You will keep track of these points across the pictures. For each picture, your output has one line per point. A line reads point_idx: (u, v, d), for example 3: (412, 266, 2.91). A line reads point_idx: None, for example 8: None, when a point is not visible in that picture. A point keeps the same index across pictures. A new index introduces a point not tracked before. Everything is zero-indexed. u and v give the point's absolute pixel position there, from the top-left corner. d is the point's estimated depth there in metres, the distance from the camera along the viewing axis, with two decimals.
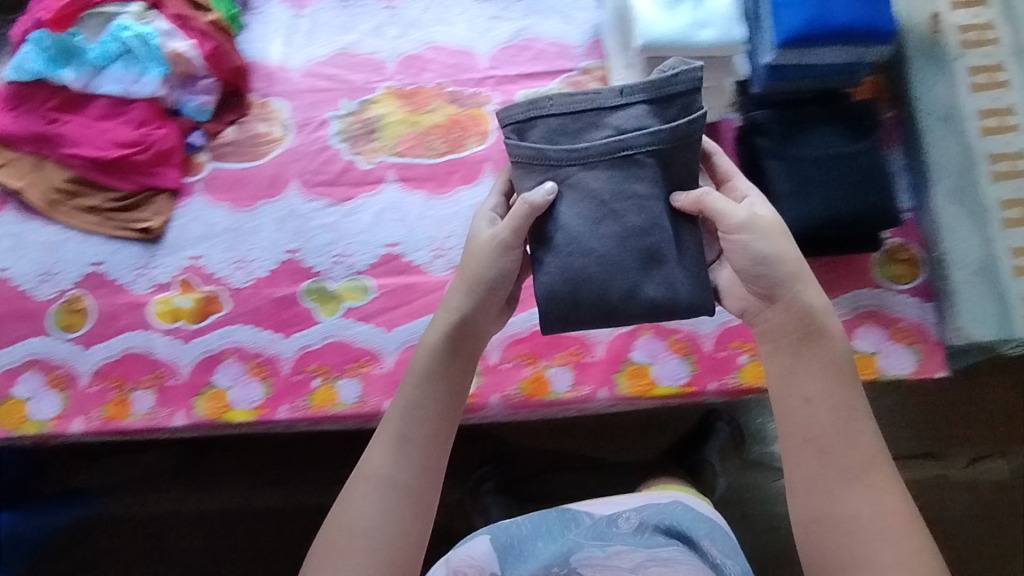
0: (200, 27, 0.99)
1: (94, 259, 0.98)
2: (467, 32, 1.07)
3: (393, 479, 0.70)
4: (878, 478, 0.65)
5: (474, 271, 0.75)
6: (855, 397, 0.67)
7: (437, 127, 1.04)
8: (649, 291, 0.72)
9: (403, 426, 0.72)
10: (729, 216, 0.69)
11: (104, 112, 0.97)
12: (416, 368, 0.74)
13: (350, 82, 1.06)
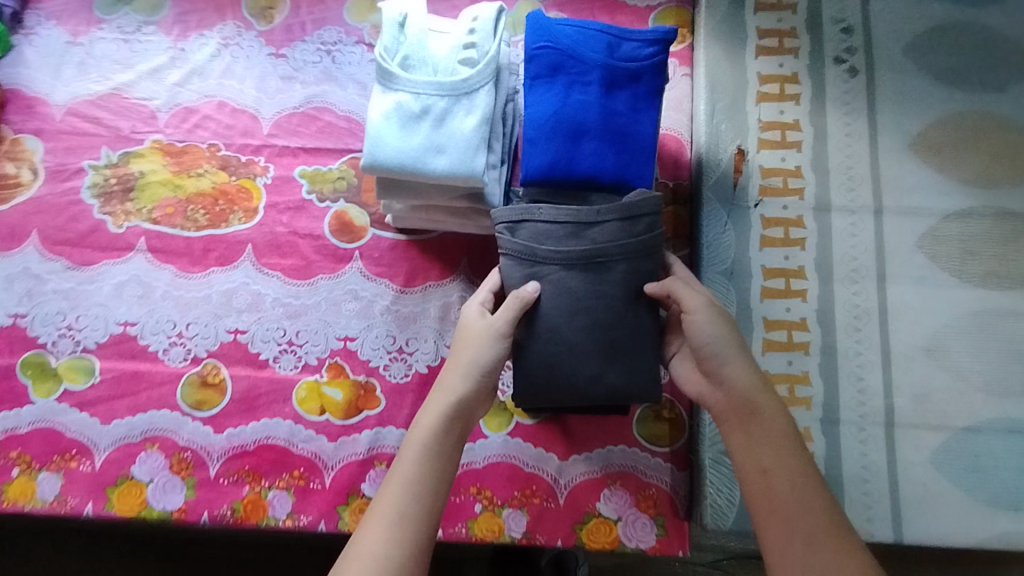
0: None
1: None
2: (252, 90, 0.98)
3: (382, 552, 0.60)
4: (844, 543, 0.61)
5: (467, 361, 0.71)
6: (808, 471, 0.65)
7: (201, 195, 0.95)
8: (612, 380, 0.74)
9: (401, 502, 0.63)
10: (693, 303, 0.71)
11: None
12: (411, 447, 0.67)
13: (118, 129, 0.98)
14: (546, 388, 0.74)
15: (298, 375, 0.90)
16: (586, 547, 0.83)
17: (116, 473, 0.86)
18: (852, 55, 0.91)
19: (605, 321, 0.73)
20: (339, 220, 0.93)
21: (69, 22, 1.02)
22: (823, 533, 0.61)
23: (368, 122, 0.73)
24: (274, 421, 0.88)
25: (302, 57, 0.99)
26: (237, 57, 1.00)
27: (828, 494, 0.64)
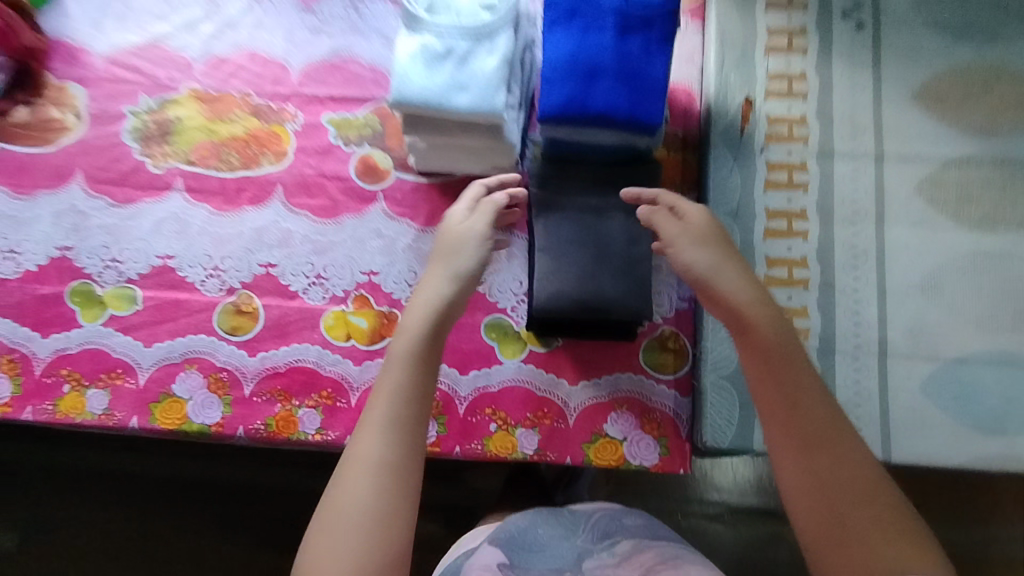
0: None
1: None
2: (282, 41, 1.02)
3: (388, 459, 0.68)
4: (842, 451, 0.67)
5: (465, 261, 0.78)
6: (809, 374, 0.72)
7: (234, 139, 1.00)
8: (608, 298, 0.79)
9: (390, 409, 0.70)
10: (659, 233, 0.77)
11: None
12: (400, 349, 0.73)
13: (155, 78, 1.02)
14: (548, 307, 0.80)
15: (325, 306, 0.95)
16: (594, 465, 0.89)
17: (158, 391, 0.93)
18: (858, 10, 0.95)
19: (602, 251, 0.81)
20: (364, 164, 0.99)
21: None
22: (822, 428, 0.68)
23: (394, 62, 0.78)
24: (303, 346, 0.94)
25: (329, 12, 1.03)
26: (267, 11, 1.03)
27: (831, 398, 0.71)
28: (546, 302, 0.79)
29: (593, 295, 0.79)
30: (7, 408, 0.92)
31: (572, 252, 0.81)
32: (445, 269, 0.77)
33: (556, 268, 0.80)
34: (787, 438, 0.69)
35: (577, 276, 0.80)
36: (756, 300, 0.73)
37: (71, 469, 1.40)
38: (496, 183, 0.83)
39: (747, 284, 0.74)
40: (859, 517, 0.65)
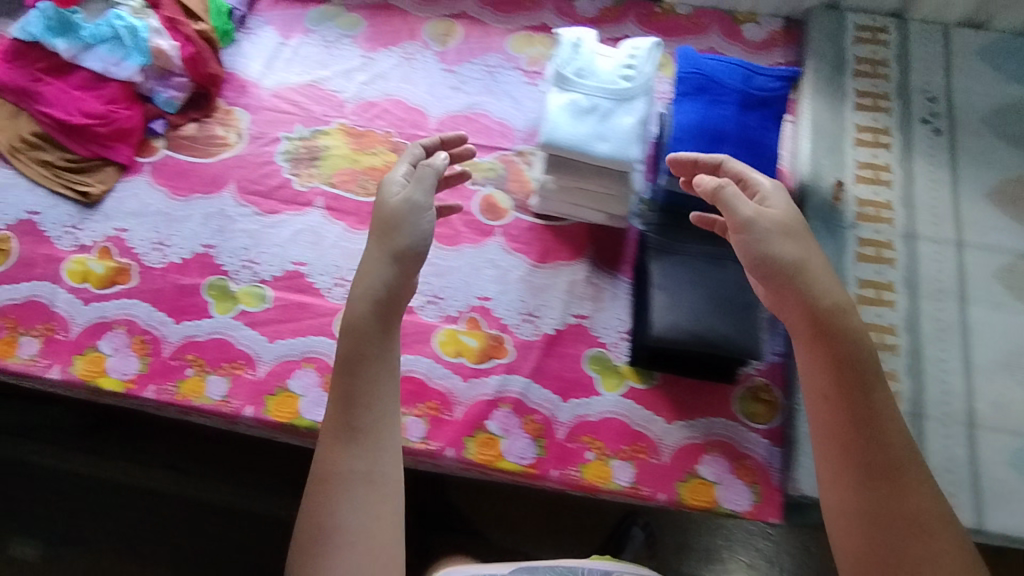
0: (187, 32, 1.11)
1: (32, 208, 1.09)
2: (425, 94, 1.17)
3: (364, 471, 0.78)
4: (908, 479, 0.73)
5: (402, 237, 0.87)
6: (874, 395, 0.77)
7: (373, 169, 1.12)
8: (722, 334, 0.86)
9: (347, 417, 0.80)
10: (735, 215, 0.83)
11: (111, 96, 1.10)
12: (374, 353, 0.83)
13: (311, 111, 1.16)
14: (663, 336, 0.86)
15: (438, 323, 1.02)
16: (686, 504, 0.92)
17: (275, 384, 0.98)
18: (937, 119, 1.08)
19: (716, 291, 0.88)
20: (487, 202, 1.09)
21: (280, 27, 1.22)
22: (899, 453, 0.74)
23: (547, 112, 0.90)
24: (416, 357, 1.00)
25: (468, 74, 1.18)
26: (415, 68, 1.18)
27: (904, 427, 0.76)
28: (662, 330, 0.86)
29: (707, 330, 0.86)
30: (131, 384, 0.98)
31: (687, 289, 0.88)
32: (387, 253, 0.87)
33: (672, 302, 0.88)
34: (857, 458, 0.75)
35: (692, 310, 0.87)
36: (840, 304, 0.80)
37: (104, 482, 1.32)
38: (429, 143, 0.96)
39: (827, 281, 0.82)
40: (935, 542, 0.69)
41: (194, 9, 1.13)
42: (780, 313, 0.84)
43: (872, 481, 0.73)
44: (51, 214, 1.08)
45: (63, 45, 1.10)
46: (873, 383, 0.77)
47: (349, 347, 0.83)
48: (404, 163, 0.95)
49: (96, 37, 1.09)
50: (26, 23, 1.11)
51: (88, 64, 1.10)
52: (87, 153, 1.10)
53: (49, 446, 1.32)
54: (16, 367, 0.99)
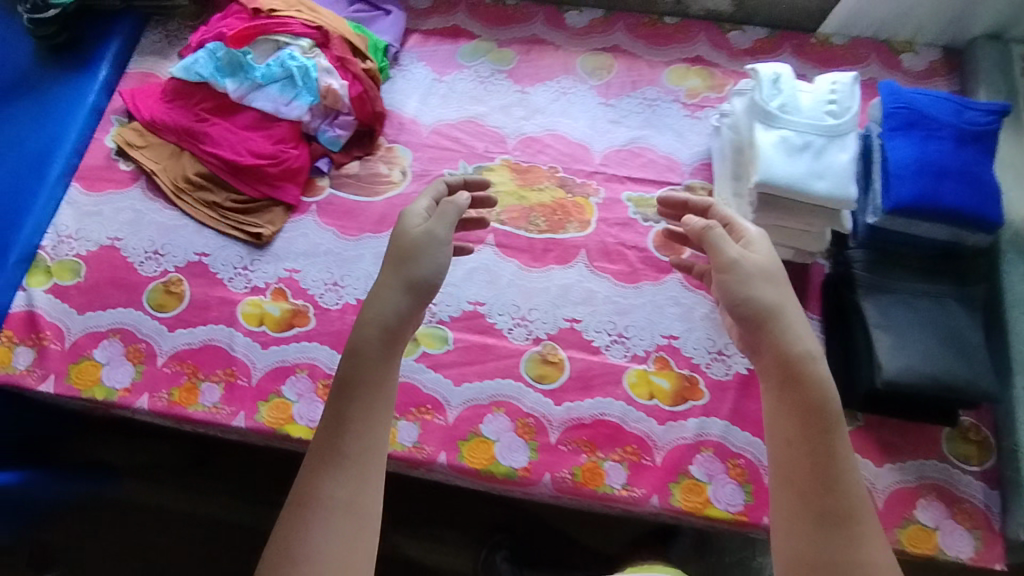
0: (355, 70, 1.10)
1: (201, 250, 1.08)
2: (587, 128, 1.16)
3: (341, 499, 0.68)
4: (856, 531, 0.68)
5: (421, 269, 0.79)
6: (843, 446, 0.72)
7: (542, 206, 1.10)
8: (954, 376, 0.84)
9: (335, 440, 0.70)
10: (721, 257, 0.81)
11: (280, 136, 1.10)
12: (376, 381, 0.73)
13: (473, 148, 1.15)
14: (896, 378, 0.84)
15: (627, 364, 0.99)
16: (908, 552, 0.88)
17: (467, 429, 0.95)
18: None
19: (939, 331, 0.87)
20: (661, 238, 1.07)
21: (433, 63, 1.22)
22: (852, 504, 0.69)
23: (759, 151, 0.88)
24: (608, 400, 0.96)
25: (627, 107, 1.17)
26: (573, 102, 1.18)
27: (860, 478, 0.71)
28: (894, 372, 0.84)
29: (939, 372, 0.84)
30: None
31: (910, 329, 0.87)
32: (402, 282, 0.78)
33: (898, 342, 0.86)
34: (809, 505, 0.69)
35: (922, 351, 0.85)
36: (811, 352, 0.75)
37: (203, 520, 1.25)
38: (460, 180, 0.91)
39: (803, 329, 0.77)
40: None
41: (361, 47, 1.13)
42: (753, 357, 0.80)
43: (824, 528, 0.67)
44: (221, 254, 1.07)
45: (233, 87, 1.10)
46: (835, 432, 0.72)
47: (356, 371, 0.74)
48: (427, 199, 0.88)
49: (266, 79, 1.09)
50: (193, 63, 1.10)
51: (257, 106, 1.10)
52: (254, 194, 1.09)
53: (155, 486, 1.27)
54: (199, 415, 0.97)
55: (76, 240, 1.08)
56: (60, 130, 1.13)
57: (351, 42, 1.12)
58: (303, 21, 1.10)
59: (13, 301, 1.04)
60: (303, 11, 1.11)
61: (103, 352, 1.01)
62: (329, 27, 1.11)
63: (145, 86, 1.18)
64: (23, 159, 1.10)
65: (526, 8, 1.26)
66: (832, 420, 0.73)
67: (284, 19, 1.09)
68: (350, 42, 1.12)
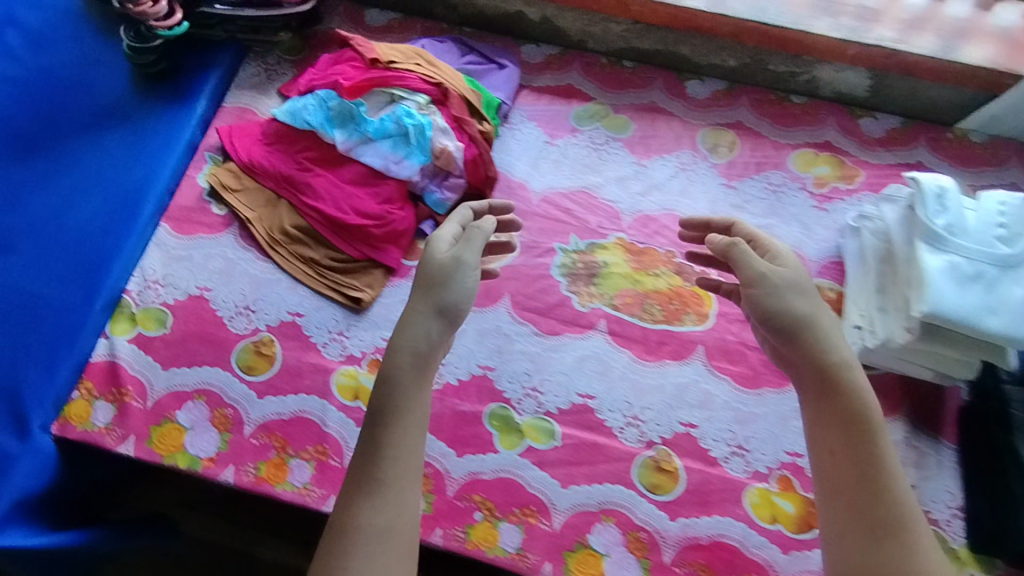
0: (471, 132, 1.04)
1: (295, 309, 1.02)
2: (707, 211, 1.09)
3: (377, 524, 0.62)
4: (908, 539, 0.65)
5: (450, 293, 0.73)
6: (881, 452, 0.69)
7: (658, 293, 1.04)
8: None
9: (370, 468, 0.64)
10: (750, 270, 0.79)
11: (387, 194, 1.03)
12: (392, 409, 0.67)
13: (586, 222, 1.08)
14: None
15: (747, 480, 0.93)
16: None
17: (574, 539, 0.88)
18: None
19: None
20: None
21: (546, 125, 1.15)
22: (900, 512, 0.66)
23: (926, 275, 0.81)
24: (726, 519, 0.90)
25: (750, 192, 1.11)
26: (693, 181, 1.12)
27: (906, 485, 0.69)
28: None
29: None
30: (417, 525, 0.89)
31: None
32: (431, 309, 0.72)
33: None
34: (860, 517, 0.67)
35: None
36: (848, 361, 0.74)
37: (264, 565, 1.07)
38: (474, 207, 0.85)
39: (836, 336, 0.76)
40: None
41: (478, 107, 1.06)
42: (788, 365, 0.79)
43: (878, 541, 0.65)
44: (315, 316, 1.01)
45: (341, 137, 1.03)
46: (875, 438, 0.70)
47: (383, 391, 0.68)
48: (452, 224, 0.82)
49: (376, 131, 1.02)
50: (302, 110, 1.04)
51: (364, 158, 1.03)
52: (354, 253, 1.03)
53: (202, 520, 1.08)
54: (286, 495, 0.91)
55: (164, 287, 1.02)
56: (153, 166, 1.06)
57: (469, 101, 1.05)
58: (422, 76, 1.03)
59: (94, 350, 0.98)
60: (422, 65, 1.04)
61: (187, 416, 0.95)
62: (449, 85, 1.04)
63: (243, 124, 1.12)
64: (111, 194, 1.03)
65: (645, 72, 1.20)
66: (873, 431, 0.71)
67: (403, 73, 1.03)
68: (467, 101, 1.06)
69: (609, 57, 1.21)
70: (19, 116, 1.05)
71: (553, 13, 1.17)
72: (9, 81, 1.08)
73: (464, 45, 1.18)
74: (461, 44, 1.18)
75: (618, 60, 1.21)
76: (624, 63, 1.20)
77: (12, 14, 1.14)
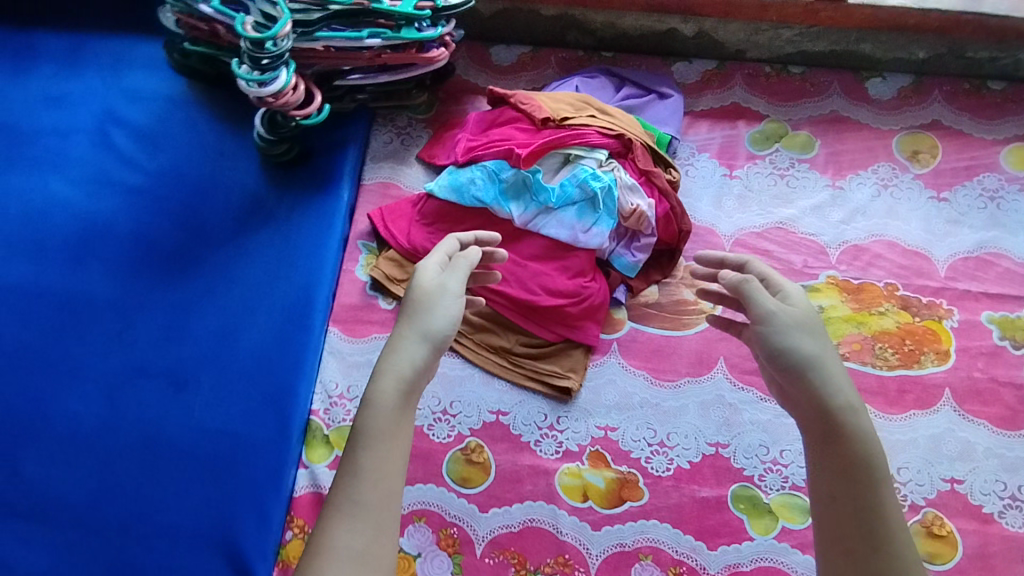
0: (661, 185, 0.92)
1: (496, 407, 0.93)
2: (920, 231, 0.98)
3: (349, 550, 0.59)
4: None
5: (436, 320, 0.69)
6: (888, 501, 0.63)
7: (888, 334, 0.94)
8: None
9: (355, 489, 0.62)
10: (757, 309, 0.71)
11: (576, 267, 0.93)
12: (365, 430, 0.64)
13: (790, 263, 0.98)
14: None
15: None
16: None
17: None
18: None
19: None
20: None
21: (722, 156, 1.03)
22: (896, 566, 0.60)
23: None
24: None
25: (965, 203, 0.99)
26: (898, 199, 1.00)
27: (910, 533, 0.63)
28: None
29: None
30: None
31: None
32: (409, 341, 0.68)
33: None
34: (858, 568, 0.61)
35: None
36: (853, 405, 0.66)
37: None
38: (470, 239, 0.78)
39: (844, 377, 0.68)
40: None
41: (659, 153, 0.95)
42: (789, 405, 0.71)
43: None
44: (521, 411, 0.93)
45: (518, 210, 0.92)
46: (880, 490, 0.63)
47: (372, 417, 0.64)
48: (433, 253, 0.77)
49: (558, 200, 0.91)
50: (469, 186, 0.94)
51: (546, 230, 0.92)
52: (551, 337, 0.94)
53: None
54: None
55: (350, 400, 0.94)
56: (313, 267, 0.97)
57: (651, 149, 0.94)
58: (599, 128, 0.91)
59: (296, 481, 0.90)
60: (596, 115, 0.93)
61: (412, 541, 0.86)
62: (629, 135, 0.93)
63: (392, 203, 1.01)
64: (277, 306, 0.95)
65: (817, 77, 1.07)
66: (880, 480, 0.64)
67: (580, 128, 0.91)
68: (649, 149, 0.94)
69: (773, 65, 1.07)
70: (161, 232, 0.98)
71: (710, 25, 1.03)
72: (141, 193, 1.00)
73: (614, 76, 1.05)
74: (612, 75, 1.05)
75: (784, 67, 1.07)
76: (790, 70, 1.07)
77: (118, 113, 1.04)
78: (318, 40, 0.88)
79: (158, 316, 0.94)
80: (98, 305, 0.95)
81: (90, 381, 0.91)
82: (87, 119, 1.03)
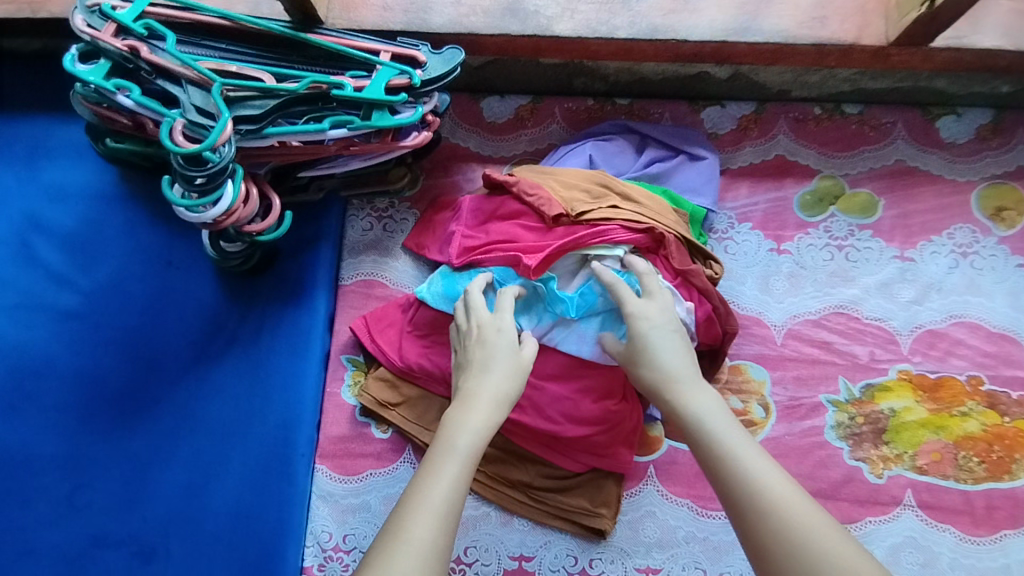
0: (701, 284, 0.75)
1: (518, 551, 0.80)
2: (1009, 309, 0.82)
3: (427, 541, 0.51)
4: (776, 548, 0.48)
5: (513, 377, 0.66)
6: (722, 461, 0.55)
7: (974, 439, 0.78)
8: None
9: (448, 493, 0.55)
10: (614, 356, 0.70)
11: (602, 387, 0.77)
12: (457, 442, 0.59)
13: (854, 356, 0.82)
14: None
15: None
16: None
17: None
18: None
19: None
20: None
21: (768, 226, 0.87)
22: (742, 497, 0.52)
23: None
24: None
25: None
26: (981, 269, 0.84)
27: (770, 474, 0.52)
28: None
29: None
30: None
31: None
32: (486, 392, 0.64)
33: None
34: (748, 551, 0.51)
35: None
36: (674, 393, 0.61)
37: None
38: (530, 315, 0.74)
39: (667, 365, 0.64)
40: None
41: (697, 246, 0.78)
42: None
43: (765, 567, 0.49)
44: (547, 554, 0.80)
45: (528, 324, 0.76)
46: (717, 456, 0.55)
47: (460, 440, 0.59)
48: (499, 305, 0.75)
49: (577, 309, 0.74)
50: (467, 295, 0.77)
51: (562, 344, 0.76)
52: (576, 467, 0.80)
53: None
54: None
55: (347, 552, 0.78)
56: (291, 399, 0.80)
57: (687, 240, 0.77)
58: (624, 222, 0.74)
59: None
60: (619, 206, 0.75)
61: None
62: (662, 228, 0.75)
63: (376, 308, 0.84)
64: (253, 452, 0.79)
65: (878, 117, 0.90)
66: (717, 447, 0.56)
67: (601, 226, 0.74)
68: (685, 242, 0.78)
69: (825, 104, 0.91)
70: (109, 366, 0.81)
71: (748, 68, 0.86)
72: (79, 318, 0.82)
73: (633, 134, 0.88)
74: (630, 132, 0.89)
75: (837, 106, 0.91)
76: (845, 110, 0.90)
77: (43, 219, 0.86)
78: (268, 136, 0.70)
79: (116, 471, 0.78)
80: (40, 462, 0.78)
81: (40, 560, 0.75)
82: (6, 226, 0.86)
